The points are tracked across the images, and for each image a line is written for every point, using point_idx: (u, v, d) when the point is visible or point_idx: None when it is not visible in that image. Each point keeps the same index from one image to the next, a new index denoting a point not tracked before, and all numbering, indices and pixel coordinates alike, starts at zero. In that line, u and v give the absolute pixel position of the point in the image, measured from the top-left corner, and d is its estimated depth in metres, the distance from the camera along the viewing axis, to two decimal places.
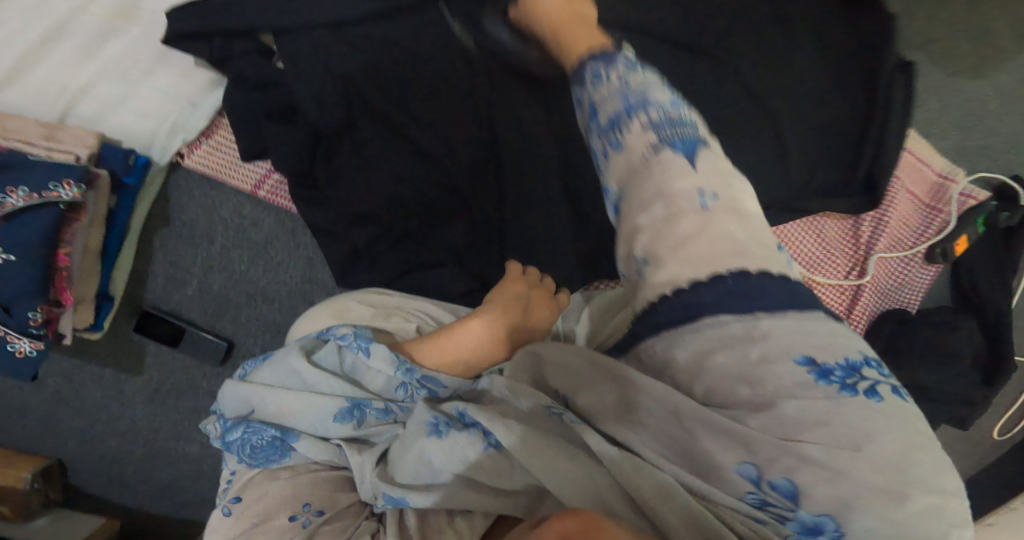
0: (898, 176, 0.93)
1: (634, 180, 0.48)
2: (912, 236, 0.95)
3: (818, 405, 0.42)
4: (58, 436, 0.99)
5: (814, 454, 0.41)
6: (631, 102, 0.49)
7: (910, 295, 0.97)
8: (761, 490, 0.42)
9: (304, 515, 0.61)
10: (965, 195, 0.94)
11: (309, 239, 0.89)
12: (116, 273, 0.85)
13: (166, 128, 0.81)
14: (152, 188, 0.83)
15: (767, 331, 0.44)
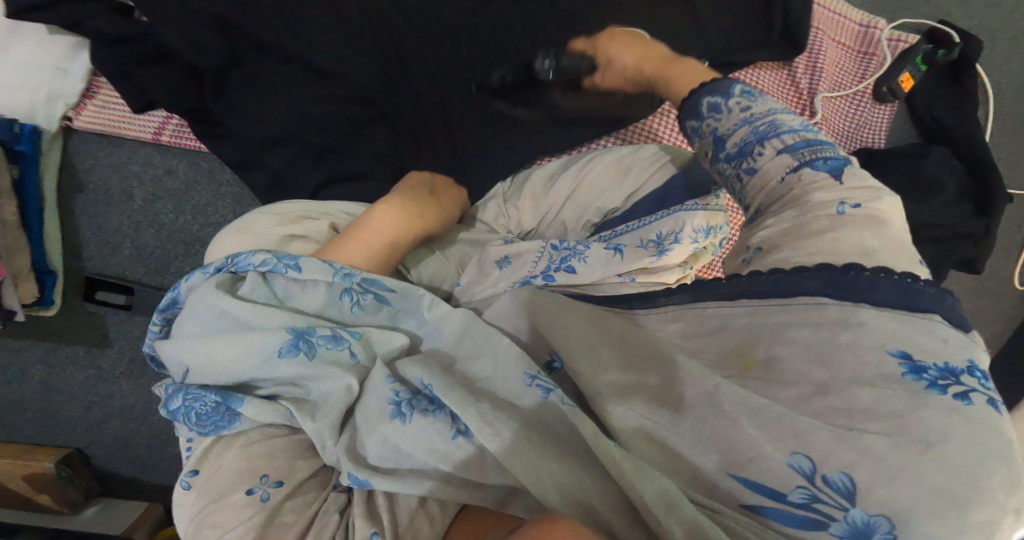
0: (820, 27, 0.98)
1: (777, 200, 0.53)
2: (853, 77, 1.00)
3: (879, 382, 0.44)
4: (62, 427, 1.01)
5: (882, 449, 0.42)
6: (759, 129, 0.56)
7: (869, 133, 1.02)
8: (810, 485, 0.43)
9: (262, 488, 0.57)
10: (895, 39, 0.99)
11: (227, 174, 0.88)
12: (49, 247, 0.88)
13: (43, 96, 0.80)
14: (53, 157, 0.85)
15: (864, 320, 0.46)
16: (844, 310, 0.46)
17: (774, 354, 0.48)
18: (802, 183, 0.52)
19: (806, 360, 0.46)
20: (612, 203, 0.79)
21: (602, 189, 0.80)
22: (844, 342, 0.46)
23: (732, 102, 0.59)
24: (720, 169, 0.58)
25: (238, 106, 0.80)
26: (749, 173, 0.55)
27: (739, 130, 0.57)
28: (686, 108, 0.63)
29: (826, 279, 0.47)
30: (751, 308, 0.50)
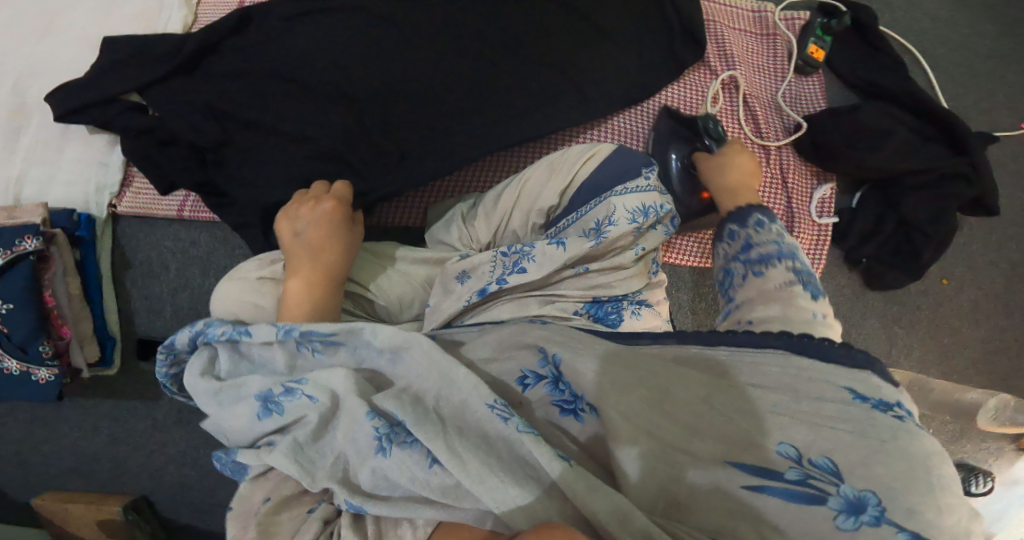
0: (718, 19, 1.15)
1: (761, 294, 0.75)
2: (768, 58, 1.18)
3: (838, 407, 0.60)
4: (129, 475, 1.17)
5: (845, 436, 0.58)
6: (782, 250, 0.78)
7: (808, 101, 1.17)
8: (801, 466, 0.57)
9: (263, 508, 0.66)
10: (790, 18, 1.18)
11: (237, 239, 1.07)
12: (108, 317, 1.07)
13: (93, 188, 1.02)
14: (106, 240, 1.05)
15: (806, 361, 0.64)
16: (781, 352, 0.65)
17: (747, 375, 0.64)
18: (789, 293, 0.74)
19: (784, 387, 0.62)
20: (549, 202, 0.90)
21: (543, 190, 0.91)
22: (808, 375, 0.63)
23: (745, 230, 0.83)
24: (732, 265, 0.81)
25: (234, 175, 0.95)
26: (756, 276, 0.77)
27: (764, 245, 0.80)
28: (737, 215, 0.86)
29: (788, 342, 0.66)
30: (731, 352, 0.67)
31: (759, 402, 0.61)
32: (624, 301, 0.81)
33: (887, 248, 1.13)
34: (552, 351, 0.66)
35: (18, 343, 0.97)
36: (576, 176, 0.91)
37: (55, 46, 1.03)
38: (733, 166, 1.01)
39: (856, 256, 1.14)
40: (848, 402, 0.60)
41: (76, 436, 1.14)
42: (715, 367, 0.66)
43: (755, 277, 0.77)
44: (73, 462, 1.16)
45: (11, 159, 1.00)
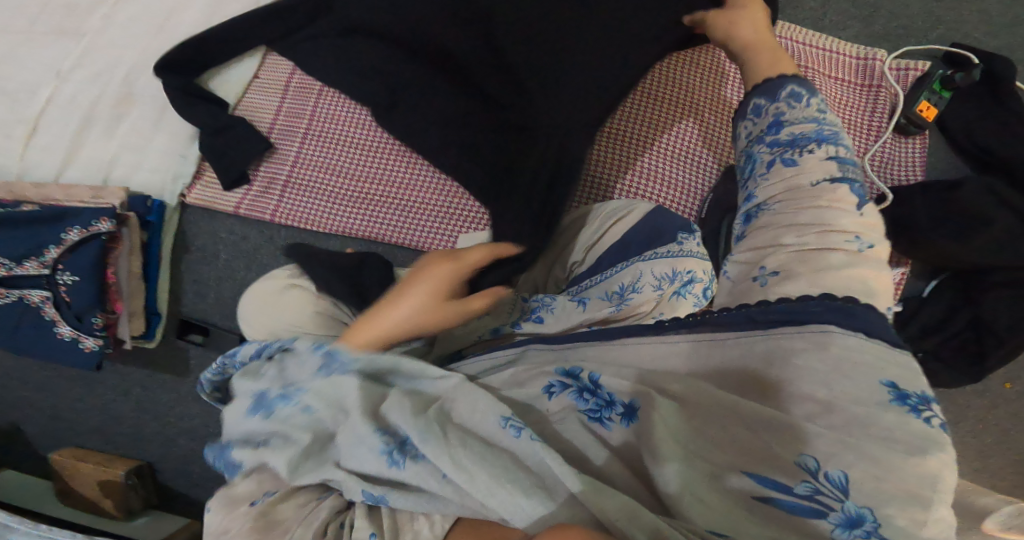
0: (811, 63, 0.97)
1: (791, 192, 0.66)
2: (863, 114, 0.99)
3: (875, 410, 0.54)
4: (144, 440, 1.23)
5: (866, 450, 0.53)
6: (822, 134, 0.68)
7: (902, 170, 0.99)
8: (813, 481, 0.53)
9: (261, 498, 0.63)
10: (901, 68, 0.97)
11: (281, 238, 1.13)
12: (160, 294, 1.17)
13: (170, 178, 1.13)
14: (172, 224, 1.16)
15: (834, 342, 0.57)
16: (823, 329, 0.58)
17: (787, 373, 0.58)
18: (828, 195, 0.64)
19: (811, 386, 0.57)
20: (575, 256, 0.94)
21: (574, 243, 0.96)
22: (846, 366, 0.56)
23: (776, 105, 0.71)
24: (756, 149, 0.71)
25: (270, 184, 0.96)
26: (786, 164, 0.68)
27: (798, 126, 0.69)
28: (765, 88, 0.73)
29: (832, 309, 0.59)
30: (768, 335, 0.60)
31: (781, 417, 0.56)
32: None
33: (952, 345, 0.95)
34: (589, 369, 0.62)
35: (75, 311, 1.07)
36: (607, 229, 0.94)
37: (165, 41, 1.15)
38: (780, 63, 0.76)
39: (913, 350, 0.97)
40: (887, 405, 0.54)
41: (108, 395, 1.23)
42: (749, 360, 0.60)
43: (786, 164, 0.68)
44: (101, 422, 1.24)
45: (108, 144, 1.14)
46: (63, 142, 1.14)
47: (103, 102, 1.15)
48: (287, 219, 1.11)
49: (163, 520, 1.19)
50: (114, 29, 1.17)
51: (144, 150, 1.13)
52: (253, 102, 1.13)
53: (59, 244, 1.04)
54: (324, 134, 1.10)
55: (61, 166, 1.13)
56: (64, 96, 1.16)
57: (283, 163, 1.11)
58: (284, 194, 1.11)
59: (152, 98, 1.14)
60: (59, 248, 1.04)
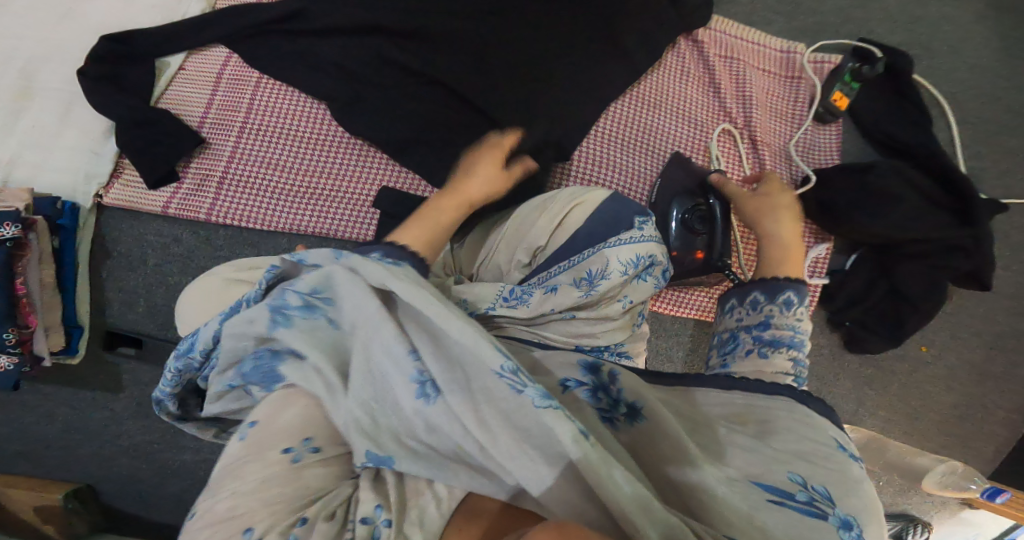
0: (737, 57, 1.08)
1: (758, 369, 0.79)
2: (786, 102, 1.09)
3: (829, 450, 0.67)
4: (80, 461, 1.16)
5: (824, 469, 0.66)
6: (794, 339, 0.81)
7: (820, 154, 1.09)
8: (808, 491, 0.64)
9: (298, 449, 0.69)
10: (819, 61, 1.08)
11: (222, 239, 1.06)
12: (78, 304, 1.06)
13: (82, 176, 1.03)
14: (87, 228, 1.05)
15: (802, 411, 0.71)
16: (788, 402, 0.71)
17: (766, 420, 0.70)
18: (774, 360, 0.80)
19: (786, 437, 0.68)
20: (539, 241, 0.95)
21: (533, 228, 0.96)
22: (804, 419, 0.70)
23: (768, 304, 0.85)
24: (741, 335, 0.85)
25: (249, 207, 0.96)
26: (761, 356, 0.81)
27: (757, 318, 0.85)
28: (768, 285, 0.86)
29: (796, 395, 0.72)
30: (745, 395, 0.73)
31: (767, 446, 0.67)
32: (606, 353, 0.90)
33: (874, 315, 1.08)
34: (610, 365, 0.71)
35: None
36: (567, 216, 0.97)
37: (75, 32, 1.05)
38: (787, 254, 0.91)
39: (840, 318, 1.10)
40: (829, 442, 0.68)
41: (32, 418, 1.14)
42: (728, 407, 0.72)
43: (760, 356, 0.81)
44: (23, 446, 1.16)
45: (5, 143, 1.02)
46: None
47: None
48: (225, 220, 1.04)
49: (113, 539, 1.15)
50: (8, 15, 1.05)
51: (51, 147, 1.03)
52: (177, 94, 1.06)
53: None
54: (264, 128, 1.05)
55: None
56: None
57: (219, 160, 1.04)
58: (221, 193, 1.04)
59: (58, 91, 1.04)
60: None
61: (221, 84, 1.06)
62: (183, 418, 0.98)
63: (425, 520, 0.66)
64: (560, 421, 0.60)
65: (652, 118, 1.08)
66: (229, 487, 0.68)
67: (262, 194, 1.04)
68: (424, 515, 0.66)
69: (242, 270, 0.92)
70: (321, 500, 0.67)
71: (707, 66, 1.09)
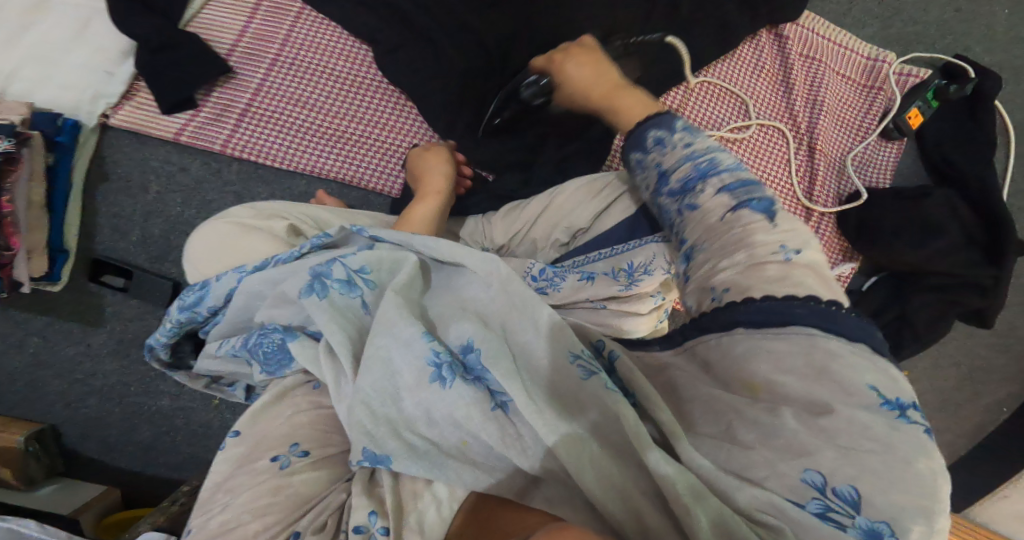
0: (819, 58, 1.00)
1: (709, 233, 0.57)
2: (858, 113, 1.01)
3: (862, 414, 0.46)
4: (44, 398, 1.07)
5: (869, 463, 0.45)
6: (701, 165, 0.59)
7: (875, 173, 1.02)
8: (824, 498, 0.45)
9: (286, 456, 0.61)
10: (904, 74, 1.00)
11: (234, 175, 0.96)
12: (67, 226, 0.96)
13: (89, 95, 0.92)
14: (86, 149, 0.95)
15: (834, 349, 0.48)
16: (808, 333, 0.49)
17: (775, 378, 0.49)
18: (739, 223, 0.56)
19: (804, 403, 0.48)
20: (579, 224, 0.83)
21: (577, 208, 0.84)
22: (830, 371, 0.48)
23: (674, 136, 0.63)
24: (661, 203, 0.62)
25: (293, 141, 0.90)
26: (689, 209, 0.59)
27: (682, 166, 0.61)
28: (631, 139, 0.66)
29: (816, 313, 0.50)
30: (750, 334, 0.51)
31: (778, 422, 0.48)
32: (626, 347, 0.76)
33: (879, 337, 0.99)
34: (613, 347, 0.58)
35: None
36: (615, 202, 0.82)
37: None
38: (590, 65, 0.78)
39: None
40: (872, 409, 0.46)
41: None
42: (720, 359, 0.52)
43: (689, 212, 0.59)
44: None
45: (5, 52, 0.91)
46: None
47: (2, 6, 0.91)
48: (241, 154, 0.94)
49: (73, 488, 1.05)
50: None
51: (57, 64, 0.92)
52: (209, 18, 0.96)
53: None
54: (299, 63, 0.96)
55: None
56: None
57: (243, 90, 0.95)
58: (242, 124, 0.94)
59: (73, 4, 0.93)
60: None
61: (260, 13, 0.97)
62: (175, 367, 0.90)
63: (423, 525, 0.52)
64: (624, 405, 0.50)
65: (715, 110, 0.99)
66: (225, 501, 0.59)
67: (284, 131, 0.95)
68: (424, 521, 0.52)
69: (263, 215, 0.84)
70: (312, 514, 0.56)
71: (787, 63, 1.00)
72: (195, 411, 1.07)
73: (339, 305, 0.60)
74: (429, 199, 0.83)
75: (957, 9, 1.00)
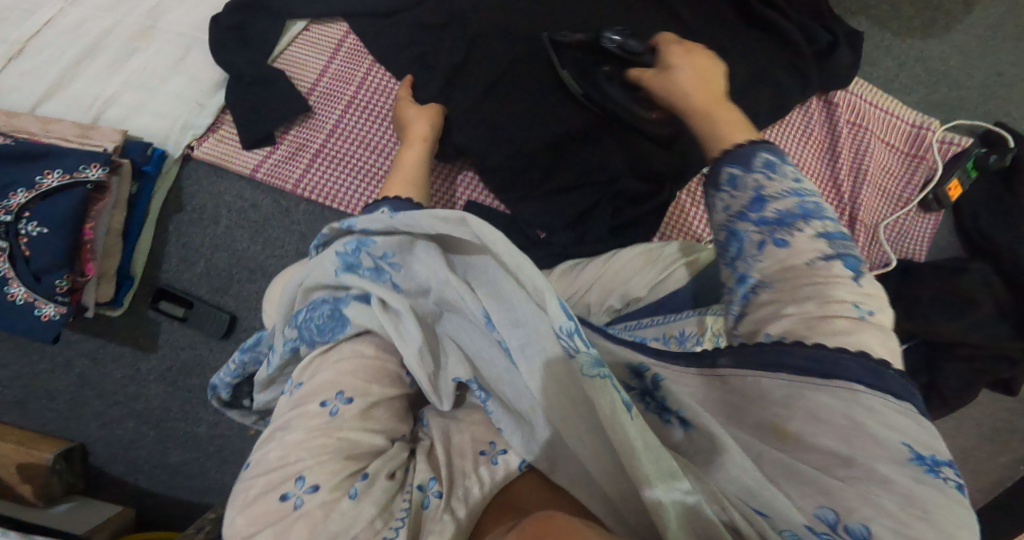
0: (868, 125, 1.13)
1: (784, 274, 0.59)
2: (898, 182, 1.14)
3: (893, 470, 0.49)
4: (81, 418, 1.07)
5: (888, 506, 0.48)
6: (806, 208, 0.61)
7: (913, 241, 1.14)
8: (837, 532, 0.49)
9: (333, 402, 0.66)
10: (946, 142, 1.12)
11: (300, 215, 0.99)
12: (137, 254, 0.97)
13: (179, 125, 0.97)
14: (168, 178, 0.98)
15: (869, 404, 0.51)
16: (857, 391, 0.52)
17: (806, 430, 0.52)
18: (825, 273, 0.58)
19: (827, 455, 0.51)
20: (637, 290, 0.86)
21: (633, 277, 0.87)
22: (867, 429, 0.51)
23: (753, 176, 0.64)
24: (739, 226, 0.62)
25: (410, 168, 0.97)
26: (777, 245, 0.60)
27: (786, 199, 0.61)
28: (736, 154, 0.66)
29: (867, 372, 0.52)
30: (790, 380, 0.53)
31: (813, 471, 0.50)
32: None
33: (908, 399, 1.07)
34: (655, 369, 0.55)
35: (33, 269, 0.85)
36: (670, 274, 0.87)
37: None
38: (698, 66, 0.84)
39: None
40: (900, 462, 0.50)
41: (43, 366, 1.06)
42: (753, 400, 0.54)
43: (776, 247, 0.60)
44: (24, 392, 1.07)
45: (109, 80, 0.97)
46: (52, 71, 0.97)
47: (116, 33, 0.99)
48: (310, 194, 0.98)
49: (89, 507, 1.04)
50: None
51: (154, 91, 0.98)
52: (296, 58, 1.03)
53: (70, 173, 0.85)
54: (371, 106, 1.01)
55: (40, 98, 0.95)
56: (70, 19, 0.99)
57: (318, 131, 1.00)
58: (313, 165, 0.99)
59: (179, 38, 1.00)
60: (65, 176, 0.85)
61: (339, 55, 1.03)
62: (232, 403, 0.93)
63: (469, 498, 0.63)
64: (600, 394, 0.52)
65: None
66: (280, 436, 0.65)
67: (353, 172, 0.98)
68: (470, 494, 0.64)
69: None
70: (381, 460, 0.65)
71: (836, 128, 1.13)
72: (234, 437, 1.08)
73: (362, 282, 0.68)
74: (409, 148, 0.90)
75: (961, 98, 1.16)
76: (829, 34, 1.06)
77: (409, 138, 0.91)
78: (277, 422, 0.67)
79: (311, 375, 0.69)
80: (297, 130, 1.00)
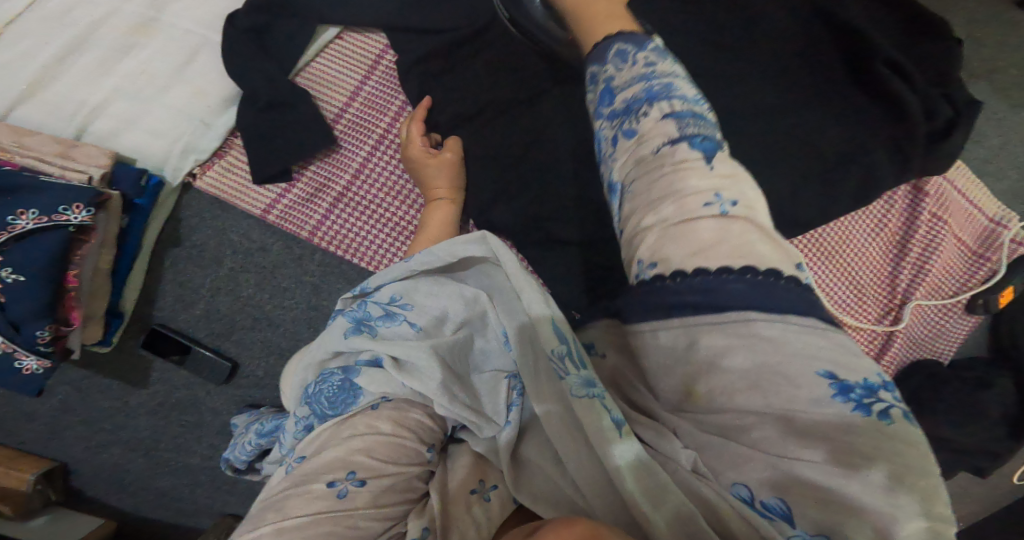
0: (948, 218, 0.89)
1: (645, 172, 0.49)
2: (953, 284, 0.90)
3: (818, 415, 0.42)
4: (64, 441, 0.99)
5: (816, 466, 0.41)
6: (653, 90, 0.51)
7: (942, 346, 0.91)
8: (754, 507, 0.43)
9: (343, 483, 0.56)
10: (1016, 242, 0.90)
11: (314, 266, 0.86)
12: (127, 289, 0.85)
13: (179, 148, 0.83)
14: (164, 208, 0.85)
15: (769, 333, 0.43)
16: (751, 319, 0.43)
17: (709, 388, 0.44)
18: (673, 159, 0.48)
19: (740, 414, 0.43)
20: None
21: None
22: (776, 369, 0.42)
23: (610, 67, 0.54)
24: (601, 135, 0.53)
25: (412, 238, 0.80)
26: (628, 139, 0.51)
27: (633, 87, 0.52)
28: (595, 52, 0.56)
29: (780, 308, 0.43)
30: (683, 324, 0.45)
31: (732, 439, 0.43)
32: None
33: None
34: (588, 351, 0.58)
35: (11, 318, 0.73)
36: None
37: None
38: None
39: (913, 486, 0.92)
40: (821, 401, 0.42)
41: None
42: (645, 351, 0.48)
43: (627, 141, 0.51)
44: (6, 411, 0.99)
45: (99, 82, 0.84)
46: (30, 67, 0.83)
47: (110, 25, 0.86)
48: (328, 244, 0.85)
49: (71, 520, 0.96)
50: None
51: (151, 100, 0.84)
52: (322, 72, 0.88)
53: (47, 216, 0.72)
54: None
55: (14, 100, 0.81)
56: (55, 4, 0.85)
57: (343, 169, 0.86)
58: (333, 210, 0.86)
59: (188, 37, 0.86)
60: (42, 219, 0.71)
61: (374, 75, 0.88)
62: (247, 471, 0.84)
63: None
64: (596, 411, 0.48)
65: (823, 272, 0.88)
66: (275, 521, 0.54)
67: (380, 224, 0.85)
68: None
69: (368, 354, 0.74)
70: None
71: (912, 218, 0.89)
72: (224, 473, 0.99)
73: (372, 344, 0.61)
74: (439, 210, 0.80)
75: None
76: (952, 109, 0.82)
77: (433, 193, 0.81)
78: (267, 501, 0.56)
79: (317, 450, 0.59)
80: (314, 168, 0.86)
